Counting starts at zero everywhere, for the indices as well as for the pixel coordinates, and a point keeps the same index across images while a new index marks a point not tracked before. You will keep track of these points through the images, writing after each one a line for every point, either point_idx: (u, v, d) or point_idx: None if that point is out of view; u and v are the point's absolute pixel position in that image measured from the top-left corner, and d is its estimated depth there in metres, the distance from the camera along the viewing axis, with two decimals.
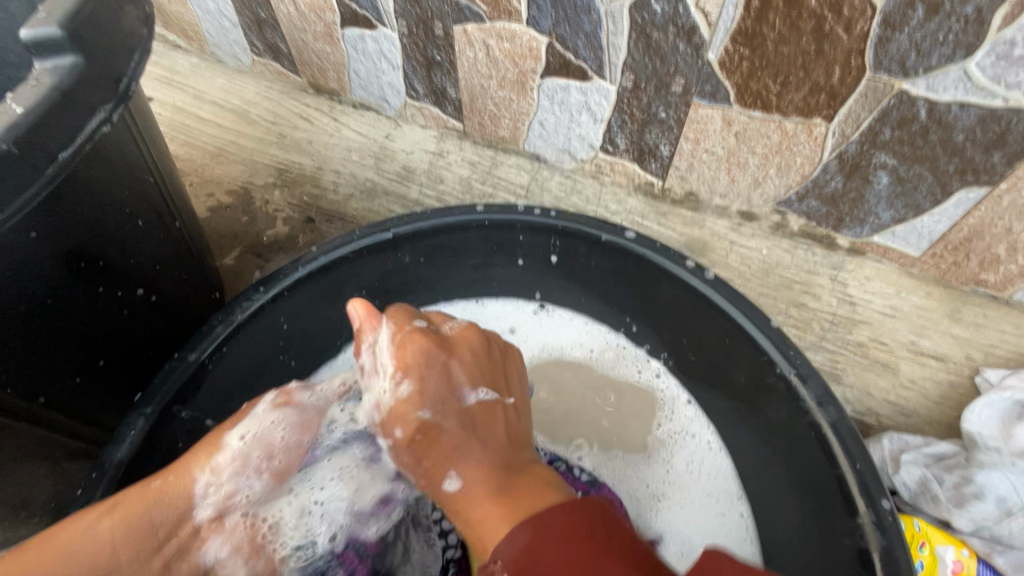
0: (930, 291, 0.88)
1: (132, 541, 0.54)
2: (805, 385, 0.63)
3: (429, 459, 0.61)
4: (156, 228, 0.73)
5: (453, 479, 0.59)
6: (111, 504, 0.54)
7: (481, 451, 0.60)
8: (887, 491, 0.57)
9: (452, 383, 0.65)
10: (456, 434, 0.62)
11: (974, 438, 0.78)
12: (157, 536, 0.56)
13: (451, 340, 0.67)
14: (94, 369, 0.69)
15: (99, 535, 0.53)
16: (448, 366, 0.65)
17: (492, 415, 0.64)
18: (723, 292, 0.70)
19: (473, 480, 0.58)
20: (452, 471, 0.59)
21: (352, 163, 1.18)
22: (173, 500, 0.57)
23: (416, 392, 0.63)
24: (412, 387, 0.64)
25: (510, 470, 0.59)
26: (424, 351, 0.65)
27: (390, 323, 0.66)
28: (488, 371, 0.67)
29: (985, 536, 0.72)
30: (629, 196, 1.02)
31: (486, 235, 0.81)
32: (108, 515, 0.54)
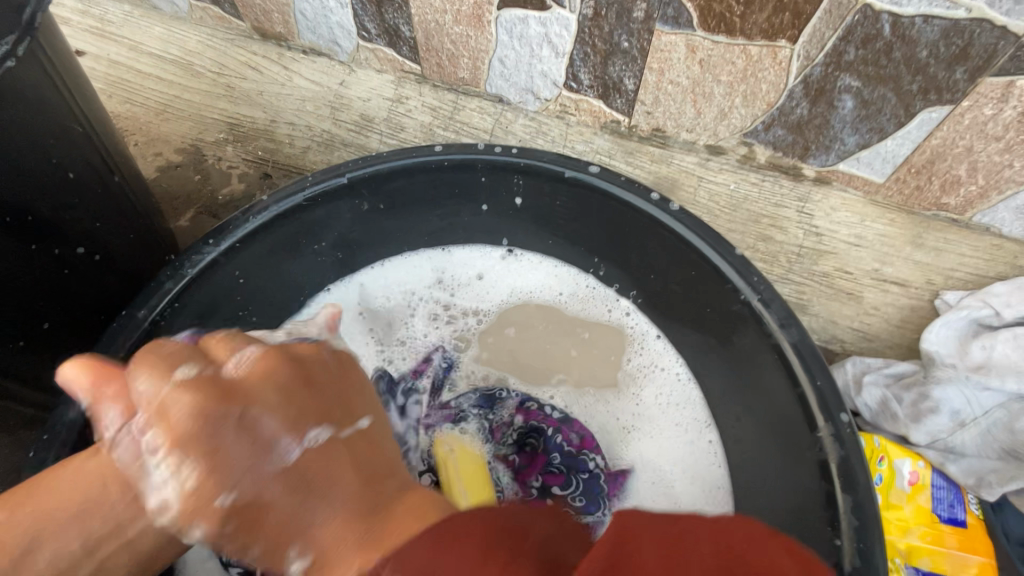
0: (894, 219, 0.88)
1: (100, 496, 0.48)
2: (768, 309, 0.64)
3: (260, 537, 0.44)
4: (92, 183, 0.69)
5: (299, 557, 0.42)
6: (21, 499, 0.48)
7: (325, 506, 0.43)
8: (846, 405, 0.58)
9: (256, 441, 0.45)
10: (291, 502, 0.43)
11: (932, 357, 0.79)
12: (135, 494, 0.50)
13: (239, 382, 0.47)
14: (38, 332, 0.66)
15: (10, 531, 0.46)
16: (248, 417, 0.45)
17: (350, 449, 0.47)
18: (688, 224, 0.69)
19: (326, 541, 0.42)
20: (293, 547, 0.43)
21: (307, 114, 1.12)
22: (93, 488, 0.49)
23: (209, 467, 0.43)
24: (198, 472, 0.43)
25: (371, 512, 0.43)
26: (211, 393, 0.45)
27: (169, 362, 0.48)
28: (299, 386, 0.49)
29: (939, 447, 0.75)
30: (597, 135, 0.99)
31: (447, 177, 0.78)
32: (17, 513, 0.47)
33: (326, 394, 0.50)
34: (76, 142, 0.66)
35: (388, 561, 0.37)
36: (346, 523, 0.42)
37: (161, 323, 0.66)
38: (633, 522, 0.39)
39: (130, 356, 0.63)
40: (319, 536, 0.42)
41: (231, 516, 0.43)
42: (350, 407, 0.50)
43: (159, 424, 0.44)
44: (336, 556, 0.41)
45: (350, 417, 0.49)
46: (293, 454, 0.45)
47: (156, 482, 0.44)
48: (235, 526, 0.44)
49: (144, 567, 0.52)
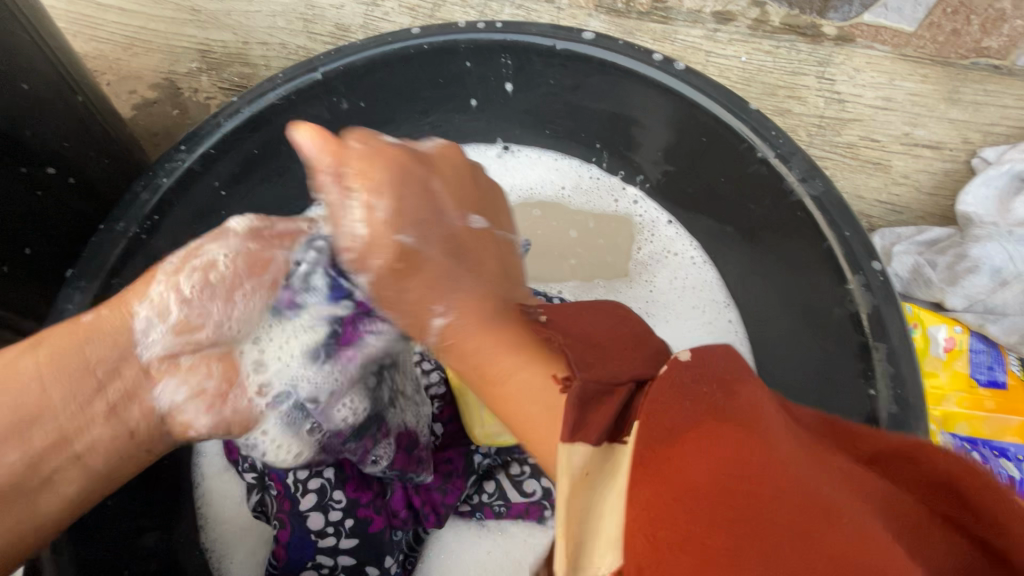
0: (927, 75, 0.80)
1: (71, 373, 0.46)
2: (787, 164, 0.58)
3: (411, 288, 0.48)
4: (51, 98, 0.64)
5: (440, 315, 0.46)
6: (34, 339, 0.47)
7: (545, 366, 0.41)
8: (877, 254, 0.54)
9: (443, 238, 0.48)
10: (461, 285, 0.47)
11: (968, 218, 0.74)
12: (93, 376, 0.48)
13: (427, 156, 0.51)
14: (23, 258, 0.64)
15: (23, 371, 0.45)
16: (432, 184, 0.49)
17: (485, 246, 0.50)
18: (695, 83, 0.62)
19: (470, 311, 0.45)
20: (440, 301, 0.46)
21: (281, 31, 1.05)
22: (109, 331, 0.49)
23: (399, 206, 0.47)
24: (392, 199, 0.47)
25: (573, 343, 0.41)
26: (328, 139, 0.47)
27: (353, 137, 0.49)
28: (466, 190, 0.52)
29: (977, 310, 0.70)
30: (591, 17, 0.89)
31: (427, 66, 0.71)
32: (32, 351, 0.46)
33: (473, 193, 0.52)
34: (29, 53, 0.61)
35: (554, 317, 0.44)
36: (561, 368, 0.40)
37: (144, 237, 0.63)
38: (669, 389, 0.32)
39: (118, 271, 0.61)
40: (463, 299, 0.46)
41: (404, 258, 0.47)
42: (497, 219, 0.53)
43: (359, 190, 0.47)
44: (467, 317, 0.45)
45: (495, 249, 0.50)
46: (456, 223, 0.49)
47: (353, 214, 0.48)
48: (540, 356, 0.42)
49: (151, 431, 0.50)
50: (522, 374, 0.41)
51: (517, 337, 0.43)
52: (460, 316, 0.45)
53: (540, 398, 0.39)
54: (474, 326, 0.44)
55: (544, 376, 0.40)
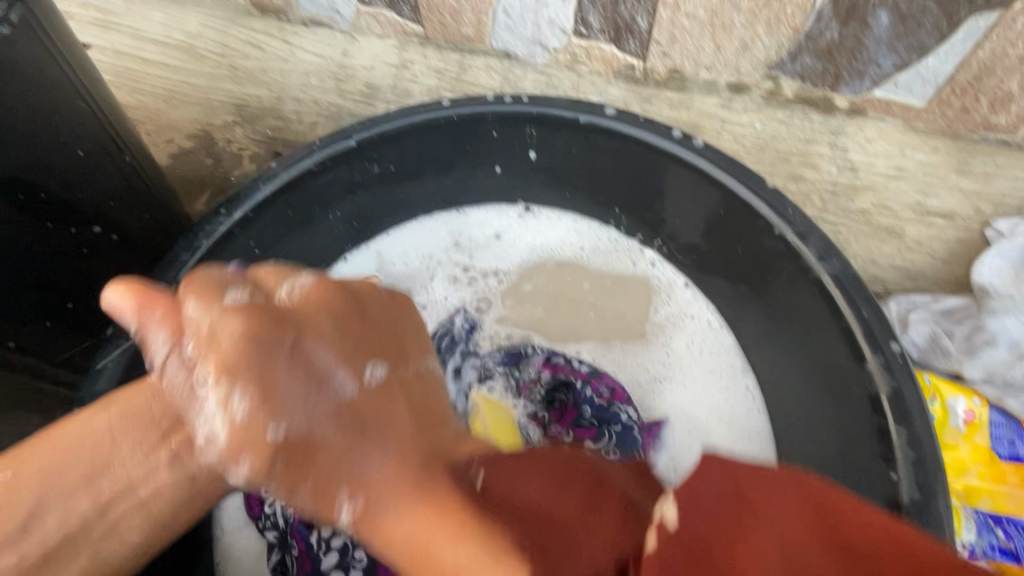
0: (937, 147, 0.82)
1: (128, 433, 0.48)
2: (805, 242, 0.60)
3: (304, 480, 0.45)
4: (101, 163, 0.67)
5: (348, 502, 0.44)
6: (104, 402, 0.49)
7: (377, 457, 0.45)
8: (896, 335, 0.55)
9: (310, 372, 0.47)
10: (338, 442, 0.46)
11: (985, 289, 0.74)
12: (158, 426, 0.49)
13: (290, 309, 0.49)
14: (64, 312, 0.67)
15: (94, 430, 0.48)
16: (304, 333, 0.48)
17: (392, 399, 0.50)
18: (714, 160, 0.65)
19: (382, 492, 0.44)
20: (342, 492, 0.44)
21: (313, 89, 1.10)
22: (148, 408, 0.49)
23: (267, 395, 0.45)
24: (251, 398, 0.44)
25: (422, 483, 0.44)
26: (336, 304, 0.52)
27: (309, 279, 0.53)
28: (356, 332, 0.52)
29: (996, 383, 0.71)
30: (610, 84, 0.94)
31: (454, 133, 0.75)
32: (104, 412, 0.49)
33: (376, 318, 0.55)
34: (84, 121, 0.64)
35: (490, 473, 0.45)
36: (399, 469, 0.45)
37: None
38: (689, 500, 0.38)
39: None
40: (401, 375, 0.53)
41: (293, 448, 0.45)
42: (389, 353, 0.53)
43: (206, 360, 0.44)
44: (390, 494, 0.44)
45: (389, 397, 0.50)
46: (346, 390, 0.48)
47: (207, 415, 0.44)
48: (285, 460, 0.45)
49: (210, 481, 0.51)
50: (410, 516, 0.42)
51: (392, 490, 0.44)
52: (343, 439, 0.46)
53: (455, 517, 0.41)
54: (397, 509, 0.43)
55: (442, 516, 0.41)
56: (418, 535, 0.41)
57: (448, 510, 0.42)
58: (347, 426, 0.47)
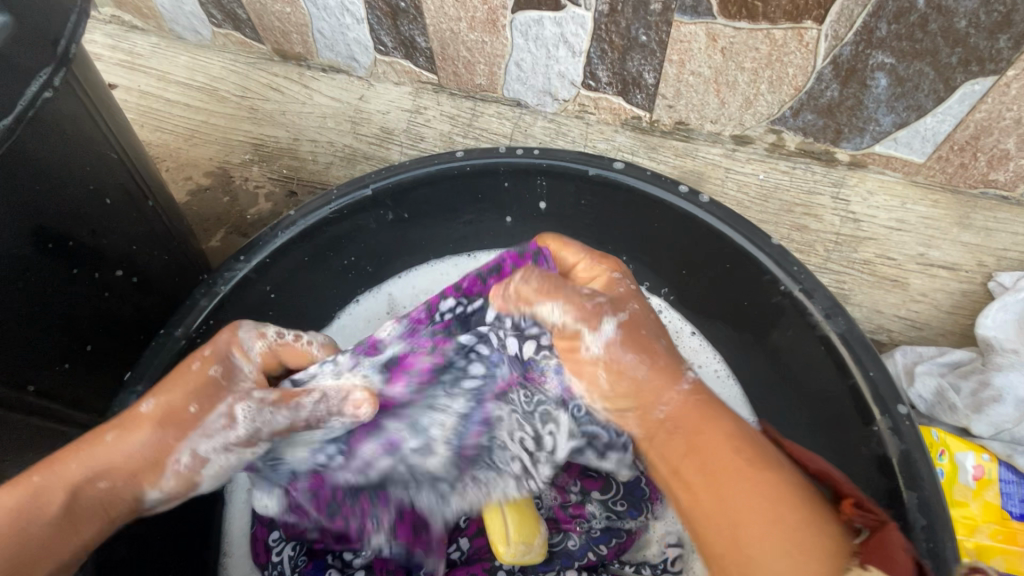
0: (937, 200, 0.85)
1: (86, 524, 0.52)
2: (810, 299, 0.62)
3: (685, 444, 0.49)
4: (126, 208, 0.70)
5: (663, 411, 0.50)
6: (63, 504, 0.51)
7: (730, 423, 0.50)
8: (903, 396, 0.56)
9: (645, 350, 0.51)
10: (695, 410, 0.50)
11: (989, 343, 0.76)
12: (113, 519, 0.54)
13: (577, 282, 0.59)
14: (83, 354, 0.68)
15: (45, 526, 0.50)
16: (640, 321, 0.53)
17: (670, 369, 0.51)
18: (720, 216, 0.67)
19: (691, 422, 0.50)
20: (665, 397, 0.50)
21: (329, 130, 1.12)
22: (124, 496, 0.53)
23: (636, 317, 0.53)
24: (630, 316, 0.52)
25: (758, 451, 0.49)
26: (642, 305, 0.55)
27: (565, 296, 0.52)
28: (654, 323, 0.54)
29: (1004, 439, 0.71)
30: (617, 132, 0.97)
31: (467, 183, 0.77)
32: (55, 518, 0.51)
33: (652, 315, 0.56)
34: (112, 169, 0.67)
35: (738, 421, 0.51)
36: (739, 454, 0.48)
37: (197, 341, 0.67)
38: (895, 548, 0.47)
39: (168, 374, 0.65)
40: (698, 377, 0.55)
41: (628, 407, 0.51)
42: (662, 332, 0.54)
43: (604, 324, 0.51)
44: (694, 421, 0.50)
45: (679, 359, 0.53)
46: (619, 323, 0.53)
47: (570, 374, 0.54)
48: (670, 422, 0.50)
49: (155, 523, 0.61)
50: (703, 490, 0.47)
51: (705, 459, 0.48)
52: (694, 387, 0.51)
53: (760, 493, 0.46)
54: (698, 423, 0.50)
55: (745, 513, 0.45)
56: (733, 521, 0.45)
57: (758, 496, 0.46)
58: (627, 392, 0.51)
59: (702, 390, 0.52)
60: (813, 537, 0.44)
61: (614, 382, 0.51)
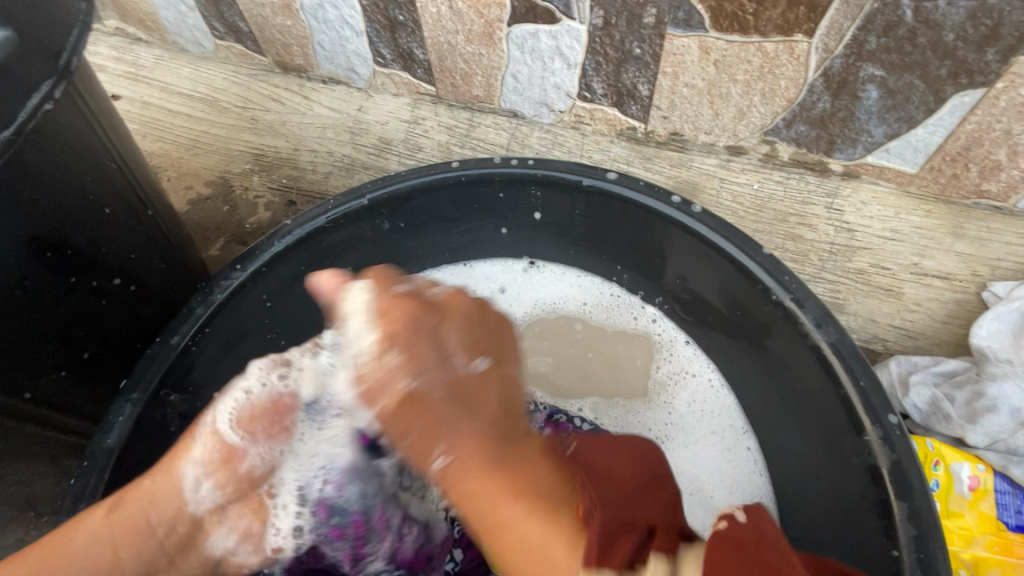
0: (930, 210, 0.85)
1: (126, 535, 0.57)
2: (802, 308, 0.62)
3: (412, 435, 0.52)
4: (125, 218, 0.70)
5: (442, 456, 0.52)
6: (112, 504, 0.57)
7: (472, 424, 0.52)
8: (893, 406, 0.56)
9: (439, 355, 0.53)
10: (445, 406, 0.52)
11: (984, 353, 0.76)
12: (156, 534, 0.59)
13: (436, 304, 0.55)
14: (81, 362, 0.69)
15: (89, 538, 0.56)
16: (441, 327, 0.54)
17: (488, 389, 0.55)
18: (712, 226, 0.67)
19: (461, 453, 0.51)
20: (439, 447, 0.52)
21: (329, 141, 1.13)
22: (164, 500, 0.59)
23: (406, 358, 0.52)
24: (403, 357, 0.52)
25: (507, 442, 0.53)
26: (414, 309, 0.53)
27: (372, 281, 0.55)
28: (476, 334, 0.56)
29: (1000, 449, 0.71)
30: (613, 143, 0.98)
31: (462, 193, 0.78)
32: (106, 518, 0.57)
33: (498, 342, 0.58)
34: (112, 179, 0.68)
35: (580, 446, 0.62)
36: (483, 440, 0.52)
37: (192, 349, 0.68)
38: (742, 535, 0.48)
39: (163, 381, 0.65)
40: (500, 380, 0.56)
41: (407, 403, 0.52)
42: (501, 356, 0.57)
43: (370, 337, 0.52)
44: (466, 463, 0.51)
45: (510, 360, 0.58)
46: (463, 369, 0.54)
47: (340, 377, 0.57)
48: (400, 414, 0.52)
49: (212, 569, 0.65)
50: (491, 487, 0.51)
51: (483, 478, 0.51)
52: (487, 380, 0.55)
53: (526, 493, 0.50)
54: (468, 473, 0.51)
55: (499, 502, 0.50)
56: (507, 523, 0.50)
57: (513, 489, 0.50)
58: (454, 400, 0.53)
59: (489, 376, 0.55)
60: (560, 539, 0.48)
61: (421, 412, 0.52)
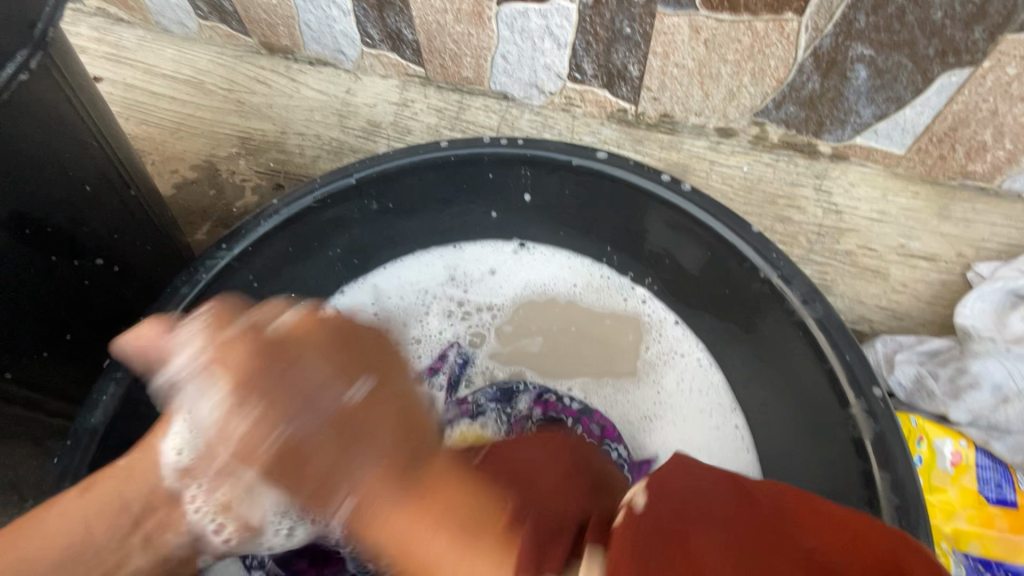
0: (917, 192, 0.86)
1: (101, 516, 0.53)
2: (789, 285, 0.62)
3: (305, 483, 0.47)
4: (107, 196, 0.69)
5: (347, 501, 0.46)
6: (87, 483, 0.55)
7: (367, 458, 0.47)
8: (878, 380, 0.57)
9: (298, 388, 0.49)
10: (327, 447, 0.47)
11: (967, 331, 0.77)
12: (131, 512, 0.55)
13: (282, 338, 0.51)
14: (62, 343, 0.68)
15: (69, 516, 0.53)
16: (293, 361, 0.50)
17: (378, 415, 0.48)
18: (701, 204, 0.67)
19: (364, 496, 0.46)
20: (340, 493, 0.46)
21: (316, 123, 1.11)
22: (141, 476, 0.56)
23: (262, 411, 0.48)
24: (254, 412, 0.48)
25: (411, 463, 0.47)
26: (255, 348, 0.51)
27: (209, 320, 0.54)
28: (344, 355, 0.51)
29: (982, 425, 0.72)
30: (603, 125, 0.97)
31: (451, 173, 0.77)
32: (83, 494, 0.54)
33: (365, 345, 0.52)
34: (92, 156, 0.67)
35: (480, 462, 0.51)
36: (386, 472, 0.46)
37: None
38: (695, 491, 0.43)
39: None
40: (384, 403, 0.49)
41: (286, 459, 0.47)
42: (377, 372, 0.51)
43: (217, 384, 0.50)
44: (366, 500, 0.46)
45: (393, 372, 0.52)
46: (338, 403, 0.48)
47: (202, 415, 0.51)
48: (281, 468, 0.47)
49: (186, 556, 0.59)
50: (405, 517, 0.45)
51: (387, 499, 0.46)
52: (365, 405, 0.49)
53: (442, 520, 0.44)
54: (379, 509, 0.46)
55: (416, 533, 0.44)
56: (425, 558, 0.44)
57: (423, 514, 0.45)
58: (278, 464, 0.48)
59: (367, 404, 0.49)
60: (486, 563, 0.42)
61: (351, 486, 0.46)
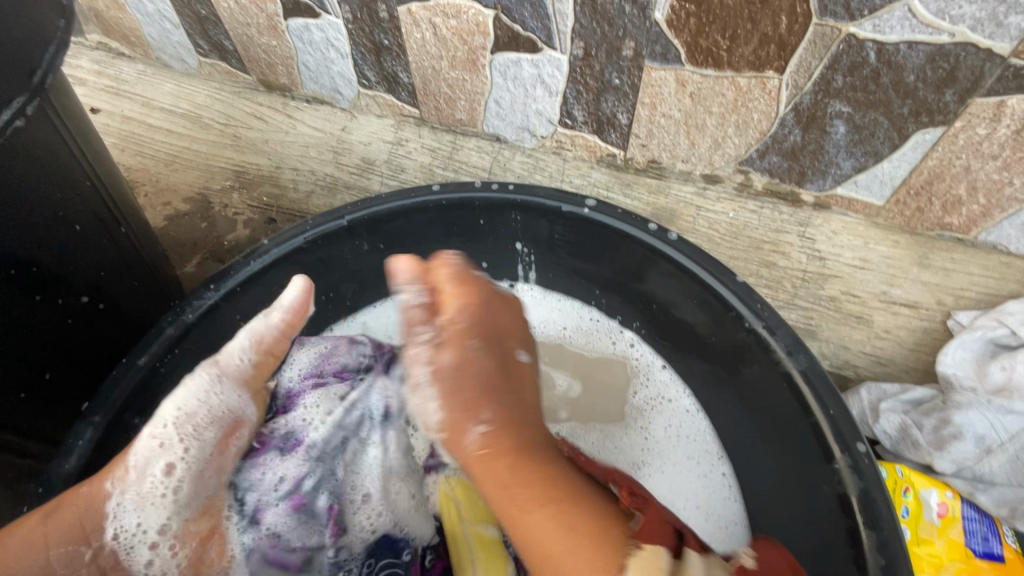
0: (897, 241, 0.88)
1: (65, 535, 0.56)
2: (774, 336, 0.63)
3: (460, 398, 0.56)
4: (96, 234, 0.69)
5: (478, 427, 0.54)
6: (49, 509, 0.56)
7: (512, 397, 0.58)
8: (862, 435, 0.57)
9: (507, 340, 0.63)
10: (491, 377, 0.58)
11: (950, 380, 0.79)
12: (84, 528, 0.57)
13: (508, 298, 0.67)
14: (41, 384, 0.66)
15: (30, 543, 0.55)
16: (507, 334, 0.63)
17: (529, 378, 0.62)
18: (686, 252, 0.68)
19: (501, 428, 0.54)
20: (484, 414, 0.55)
21: (311, 159, 1.12)
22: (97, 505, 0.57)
23: (461, 352, 0.59)
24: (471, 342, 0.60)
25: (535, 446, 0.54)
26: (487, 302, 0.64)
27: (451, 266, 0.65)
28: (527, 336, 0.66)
29: (966, 476, 0.73)
30: (593, 169, 0.99)
31: (442, 217, 0.78)
32: (42, 521, 0.55)
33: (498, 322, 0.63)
34: (84, 195, 0.67)
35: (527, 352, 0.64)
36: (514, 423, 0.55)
37: (160, 370, 0.66)
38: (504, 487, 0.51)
39: (129, 404, 0.63)
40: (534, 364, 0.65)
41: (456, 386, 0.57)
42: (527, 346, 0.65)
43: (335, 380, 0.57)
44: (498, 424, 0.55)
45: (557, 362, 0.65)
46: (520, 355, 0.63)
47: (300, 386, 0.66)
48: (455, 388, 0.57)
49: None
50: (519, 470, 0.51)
51: (518, 468, 0.51)
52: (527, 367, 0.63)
53: (558, 508, 0.48)
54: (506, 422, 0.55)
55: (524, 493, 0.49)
56: (528, 511, 0.48)
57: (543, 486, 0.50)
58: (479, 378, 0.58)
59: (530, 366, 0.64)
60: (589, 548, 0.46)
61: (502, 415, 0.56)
